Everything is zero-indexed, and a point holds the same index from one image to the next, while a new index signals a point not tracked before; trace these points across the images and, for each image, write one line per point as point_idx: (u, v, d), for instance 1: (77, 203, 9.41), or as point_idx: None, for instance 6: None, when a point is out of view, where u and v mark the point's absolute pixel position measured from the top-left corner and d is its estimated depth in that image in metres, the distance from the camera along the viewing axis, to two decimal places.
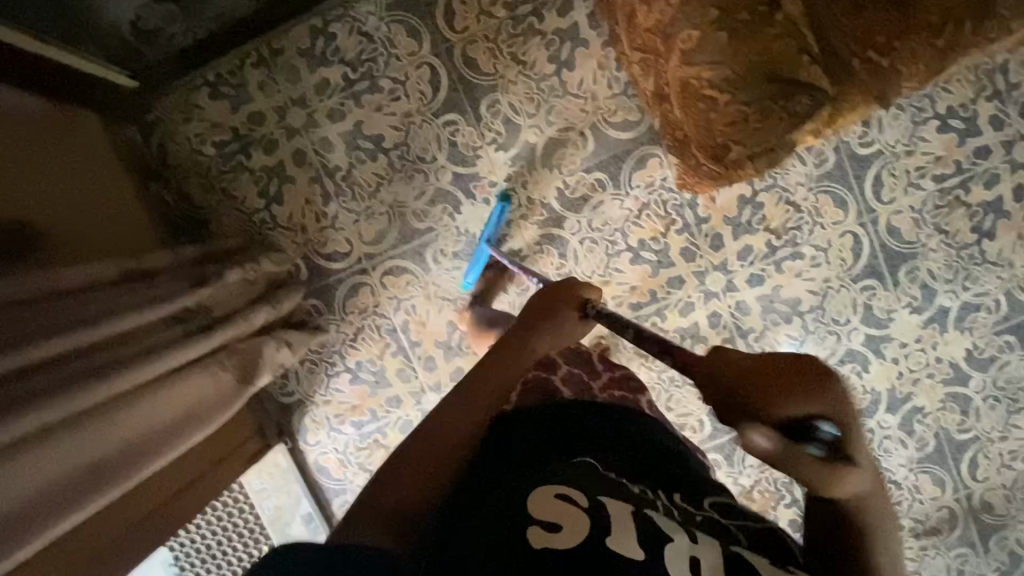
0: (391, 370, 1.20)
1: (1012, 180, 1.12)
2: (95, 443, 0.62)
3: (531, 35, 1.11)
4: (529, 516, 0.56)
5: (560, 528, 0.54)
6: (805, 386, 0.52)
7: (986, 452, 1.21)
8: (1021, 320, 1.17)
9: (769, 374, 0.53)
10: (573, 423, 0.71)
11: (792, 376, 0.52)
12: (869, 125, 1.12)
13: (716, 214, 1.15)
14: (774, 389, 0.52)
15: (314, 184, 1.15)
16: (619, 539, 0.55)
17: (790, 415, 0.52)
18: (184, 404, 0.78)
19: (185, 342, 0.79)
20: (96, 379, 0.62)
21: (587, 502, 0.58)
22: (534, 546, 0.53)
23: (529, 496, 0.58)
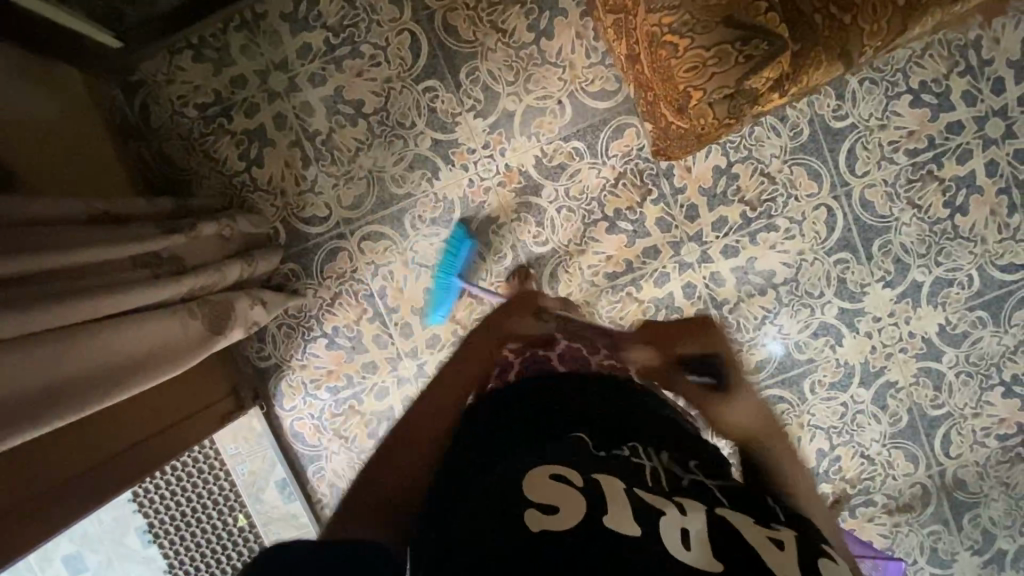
0: (368, 336, 1.20)
1: (984, 156, 1.14)
2: (49, 366, 0.62)
3: (511, 4, 1.12)
4: (522, 499, 0.50)
5: (557, 510, 0.48)
6: (699, 329, 0.75)
7: (959, 428, 1.22)
8: (994, 296, 1.18)
9: (690, 329, 0.76)
10: (557, 396, 0.67)
11: (672, 330, 0.78)
12: (843, 99, 1.14)
13: (691, 184, 1.16)
14: (683, 334, 0.76)
15: (295, 148, 1.16)
16: (615, 516, 0.48)
17: (685, 352, 0.74)
18: (149, 344, 0.78)
19: (155, 284, 0.80)
20: (55, 303, 0.63)
21: (581, 484, 0.52)
22: (530, 532, 0.47)
23: (523, 481, 0.52)
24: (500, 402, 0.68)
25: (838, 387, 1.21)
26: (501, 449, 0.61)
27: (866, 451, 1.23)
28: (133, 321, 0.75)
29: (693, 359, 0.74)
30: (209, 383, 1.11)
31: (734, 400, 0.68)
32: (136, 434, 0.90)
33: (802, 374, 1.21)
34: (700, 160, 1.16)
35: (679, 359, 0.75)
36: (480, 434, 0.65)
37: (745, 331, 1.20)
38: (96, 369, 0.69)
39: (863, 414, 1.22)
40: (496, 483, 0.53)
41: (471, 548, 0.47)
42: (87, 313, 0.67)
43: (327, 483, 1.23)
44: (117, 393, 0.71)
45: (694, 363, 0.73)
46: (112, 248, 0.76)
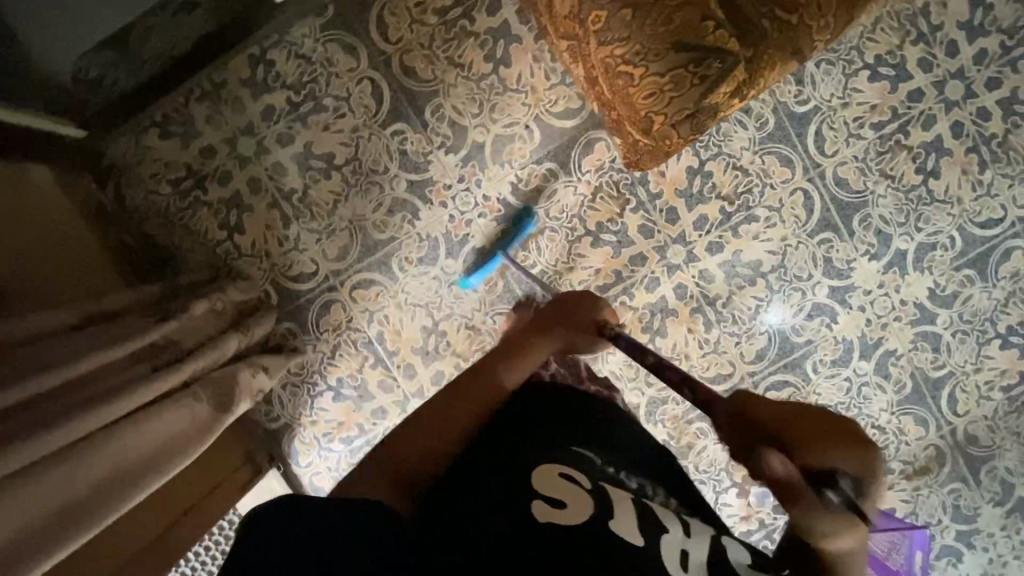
0: (372, 383, 1.21)
1: (948, 119, 1.16)
2: (67, 483, 0.63)
3: (464, 37, 1.13)
4: (535, 494, 0.59)
5: (566, 505, 0.57)
6: (856, 442, 0.53)
7: (963, 385, 1.24)
8: (978, 253, 1.20)
9: (790, 421, 0.56)
10: (550, 408, 0.73)
11: (822, 428, 0.54)
12: (803, 83, 1.16)
13: (667, 187, 1.18)
14: (789, 419, 0.56)
15: (273, 209, 1.17)
16: (620, 521, 0.57)
17: (810, 465, 0.54)
18: (159, 438, 0.79)
19: (153, 378, 0.81)
20: (65, 419, 0.64)
21: (588, 484, 0.62)
22: (539, 520, 0.55)
23: (532, 478, 0.61)
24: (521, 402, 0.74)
25: (840, 363, 1.22)
26: (507, 441, 0.68)
27: (876, 422, 1.25)
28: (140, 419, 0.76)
29: (813, 472, 0.54)
30: (225, 455, 1.11)
31: (860, 536, 0.54)
32: (160, 519, 0.90)
33: (804, 355, 1.22)
34: (673, 162, 1.17)
35: (801, 470, 0.54)
36: (490, 424, 0.72)
37: (742, 323, 1.21)
38: (109, 474, 0.69)
39: (868, 386, 1.23)
40: (507, 481, 0.61)
41: (486, 531, 0.54)
42: (96, 421, 0.69)
43: None
44: (133, 494, 0.71)
45: (825, 477, 0.53)
46: (105, 350, 0.77)
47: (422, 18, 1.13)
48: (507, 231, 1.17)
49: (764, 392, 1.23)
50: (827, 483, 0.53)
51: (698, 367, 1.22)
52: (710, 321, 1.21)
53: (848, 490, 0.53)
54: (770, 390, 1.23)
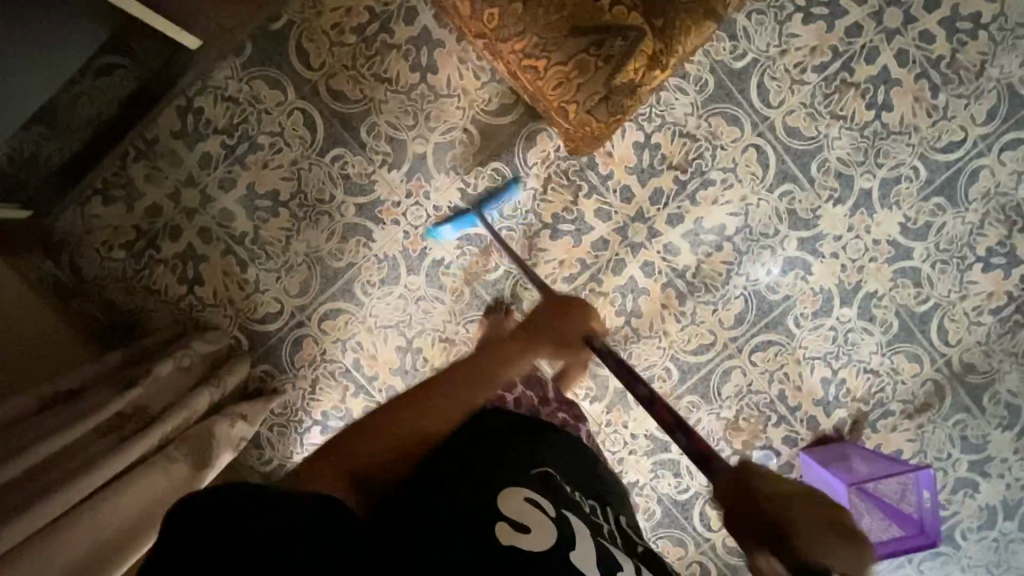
0: (358, 411, 1.20)
1: (892, 49, 1.13)
2: (71, 544, 0.66)
3: (386, 51, 1.11)
4: (500, 513, 0.58)
5: (530, 530, 0.57)
6: (856, 547, 0.47)
7: (951, 315, 1.21)
8: (944, 179, 1.17)
9: (806, 509, 0.49)
10: (513, 435, 0.74)
11: (824, 522, 0.48)
12: (737, 38, 1.12)
13: (617, 167, 1.15)
14: (817, 521, 0.48)
15: (228, 256, 1.16)
16: (583, 557, 0.57)
17: (815, 562, 0.46)
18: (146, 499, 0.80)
19: (124, 448, 0.81)
20: (47, 495, 0.66)
21: (555, 513, 0.61)
22: (501, 543, 0.55)
23: (496, 497, 0.61)
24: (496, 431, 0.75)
25: (822, 313, 1.20)
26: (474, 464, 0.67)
27: (869, 366, 1.22)
28: (119, 488, 0.76)
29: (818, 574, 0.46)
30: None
31: None
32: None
33: (784, 312, 1.20)
34: (618, 141, 1.15)
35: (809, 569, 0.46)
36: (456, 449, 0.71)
37: (715, 290, 1.19)
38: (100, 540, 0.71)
39: (854, 332, 1.21)
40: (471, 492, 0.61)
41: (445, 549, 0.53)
42: (66, 500, 0.68)
43: None
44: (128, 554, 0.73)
45: None
46: (71, 429, 0.77)
47: (340, 39, 1.11)
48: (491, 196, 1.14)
49: (749, 354, 1.21)
50: None
51: (678, 342, 1.20)
52: (683, 293, 1.19)
53: None
54: (755, 352, 1.21)
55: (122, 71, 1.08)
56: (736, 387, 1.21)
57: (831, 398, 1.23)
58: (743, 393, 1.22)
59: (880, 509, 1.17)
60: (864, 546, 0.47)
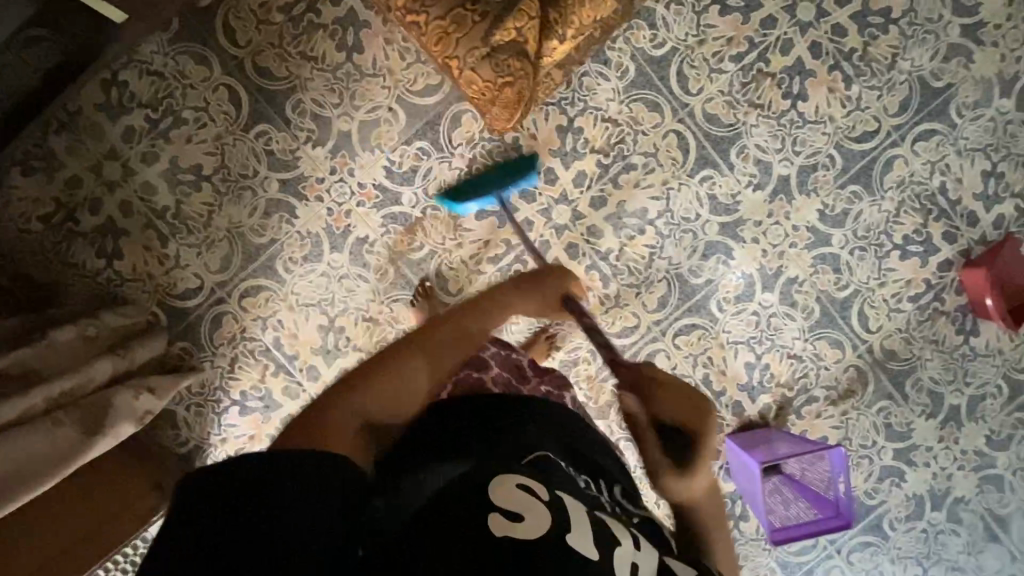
0: (277, 391, 1.19)
1: (805, 40, 1.17)
2: None
3: (313, 30, 1.12)
4: (489, 503, 0.50)
5: (523, 518, 0.49)
6: (692, 408, 0.70)
7: (872, 301, 1.23)
8: (860, 167, 1.20)
9: (663, 385, 0.72)
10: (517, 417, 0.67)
11: (679, 396, 0.71)
12: (656, 26, 1.16)
13: (541, 149, 1.17)
14: (673, 393, 0.71)
15: (149, 230, 1.15)
16: (579, 535, 0.50)
17: (659, 414, 0.70)
18: (21, 458, 0.81)
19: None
20: None
21: (547, 497, 0.53)
22: (493, 535, 0.47)
23: (489, 486, 0.52)
24: (496, 417, 0.66)
25: (743, 298, 1.22)
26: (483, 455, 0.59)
27: (792, 351, 1.23)
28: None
29: (664, 422, 0.70)
30: (125, 505, 1.03)
31: (695, 480, 0.67)
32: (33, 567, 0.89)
33: (707, 296, 1.21)
34: (542, 124, 1.17)
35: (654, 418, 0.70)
36: (456, 423, 0.65)
37: (638, 273, 1.20)
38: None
39: (776, 317, 1.22)
40: (467, 486, 0.51)
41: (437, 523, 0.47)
42: None
43: None
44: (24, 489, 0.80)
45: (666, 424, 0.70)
46: None
47: (268, 18, 1.12)
48: (511, 168, 1.15)
49: (672, 338, 1.22)
50: (669, 431, 0.69)
51: (603, 324, 1.21)
52: (607, 276, 1.20)
53: (681, 441, 0.68)
54: (679, 335, 1.22)
55: (48, 44, 1.04)
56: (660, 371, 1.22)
57: (755, 383, 1.23)
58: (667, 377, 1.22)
59: (789, 489, 1.22)
60: (703, 409, 0.70)
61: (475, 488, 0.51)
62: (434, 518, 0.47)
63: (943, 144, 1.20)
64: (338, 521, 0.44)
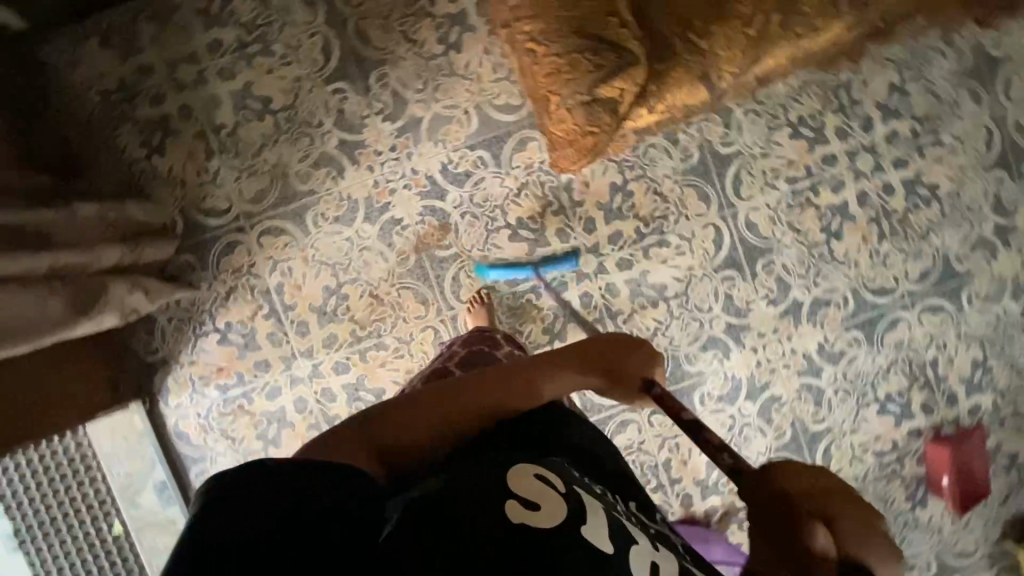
0: (262, 333, 1.19)
1: (856, 187, 1.24)
2: None
3: (422, 16, 1.16)
4: (506, 489, 0.50)
5: (537, 506, 0.49)
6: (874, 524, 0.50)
7: (839, 443, 1.27)
8: (868, 317, 1.26)
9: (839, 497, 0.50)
10: (532, 435, 0.66)
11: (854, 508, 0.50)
12: (729, 127, 1.22)
13: (589, 198, 1.21)
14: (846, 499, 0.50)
15: (199, 139, 1.16)
16: (593, 529, 0.50)
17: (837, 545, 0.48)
18: (18, 315, 0.81)
19: (22, 254, 0.83)
20: None
21: (564, 489, 0.53)
22: (511, 522, 0.47)
23: (506, 475, 0.52)
24: (513, 424, 0.67)
25: (725, 399, 1.25)
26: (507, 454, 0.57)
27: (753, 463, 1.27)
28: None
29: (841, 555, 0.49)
30: (83, 393, 1.06)
31: None
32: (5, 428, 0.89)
33: (693, 385, 1.25)
34: (598, 175, 1.21)
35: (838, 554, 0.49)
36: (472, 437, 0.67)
37: None
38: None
39: (749, 427, 1.26)
40: (482, 477, 0.51)
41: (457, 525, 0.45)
42: None
43: None
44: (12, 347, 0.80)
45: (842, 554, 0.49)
46: None
47: None
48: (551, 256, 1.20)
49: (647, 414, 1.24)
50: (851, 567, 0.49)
51: None
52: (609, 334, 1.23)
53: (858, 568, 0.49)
54: (655, 414, 1.24)
55: None
56: (627, 441, 1.24)
57: (711, 483, 1.26)
58: (631, 448, 1.25)
59: None
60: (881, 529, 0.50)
61: (486, 481, 0.51)
62: (429, 514, 0.46)
63: (946, 323, 1.27)
64: (356, 500, 0.46)
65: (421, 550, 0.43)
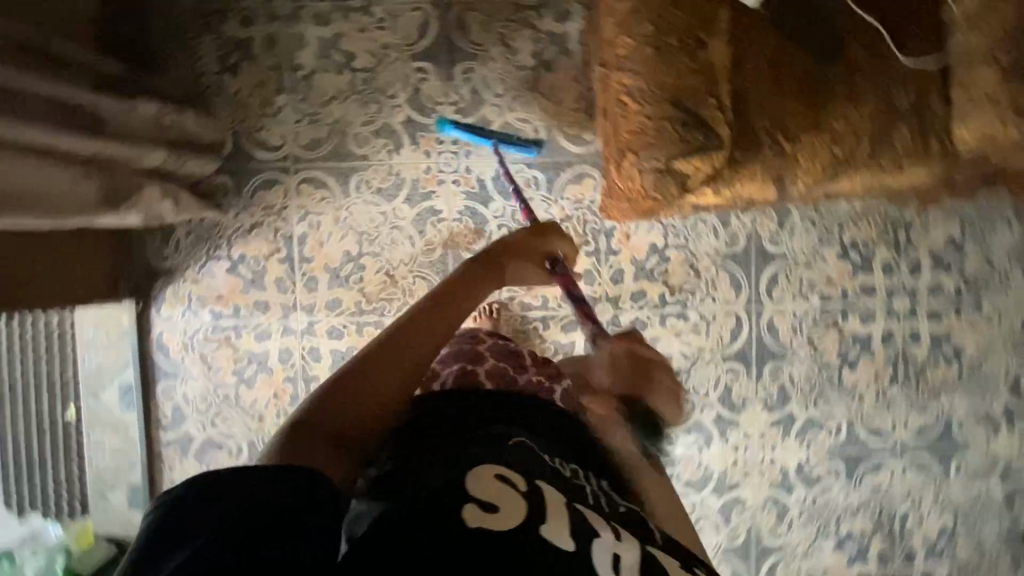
0: (270, 276, 1.18)
1: (884, 325, 1.23)
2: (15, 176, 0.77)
3: (524, 26, 1.16)
4: (460, 489, 0.46)
5: (497, 507, 0.45)
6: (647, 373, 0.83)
7: (787, 564, 1.26)
8: (856, 452, 1.24)
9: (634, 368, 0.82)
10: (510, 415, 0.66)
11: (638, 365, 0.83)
12: (782, 228, 1.21)
13: (626, 251, 1.21)
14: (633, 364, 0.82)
15: (274, 72, 1.16)
16: (549, 523, 0.46)
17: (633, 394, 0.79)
18: (56, 190, 0.84)
19: (83, 135, 0.85)
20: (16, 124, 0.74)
21: (525, 487, 0.49)
22: (468, 525, 0.43)
23: (466, 474, 0.48)
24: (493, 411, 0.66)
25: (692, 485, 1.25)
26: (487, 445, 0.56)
27: None
28: (32, 165, 0.79)
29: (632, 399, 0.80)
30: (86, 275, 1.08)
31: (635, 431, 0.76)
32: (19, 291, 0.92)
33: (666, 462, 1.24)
34: (641, 231, 1.20)
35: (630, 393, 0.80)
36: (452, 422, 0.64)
37: None
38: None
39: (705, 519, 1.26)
40: (446, 471, 0.49)
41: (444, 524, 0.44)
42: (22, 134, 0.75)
43: (174, 406, 1.22)
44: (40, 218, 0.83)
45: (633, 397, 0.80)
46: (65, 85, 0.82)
47: None
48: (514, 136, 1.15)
49: None
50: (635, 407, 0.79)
51: None
52: None
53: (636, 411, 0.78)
54: None
55: None
56: None
57: None
58: None
59: None
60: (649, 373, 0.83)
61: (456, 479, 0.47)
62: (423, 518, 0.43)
63: (928, 483, 1.25)
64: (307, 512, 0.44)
65: (416, 546, 0.42)
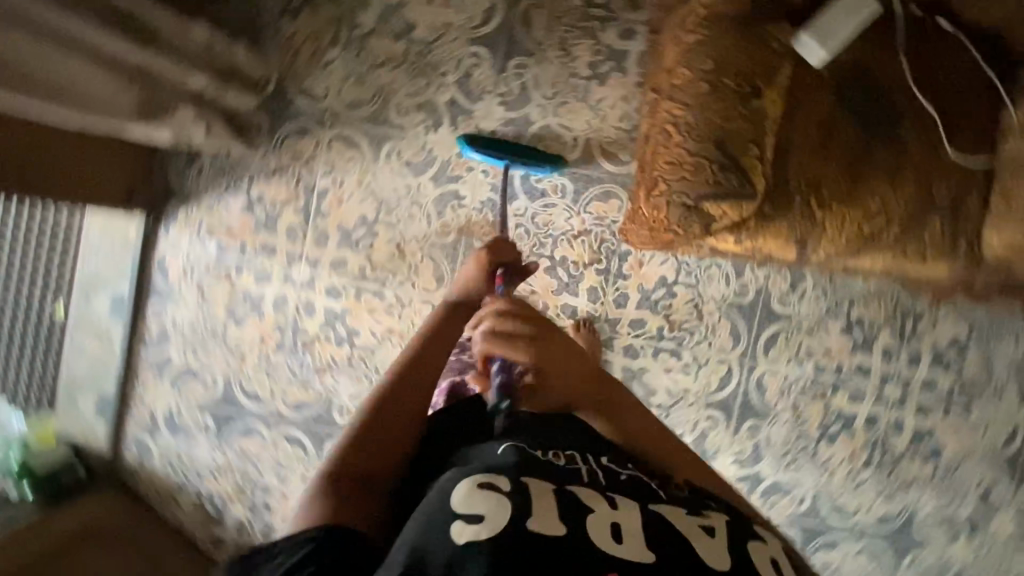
0: (283, 222, 1.19)
1: (871, 408, 1.22)
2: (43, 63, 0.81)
3: (588, 34, 1.15)
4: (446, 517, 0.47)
5: (482, 518, 0.46)
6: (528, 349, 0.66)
7: None
8: (813, 525, 1.25)
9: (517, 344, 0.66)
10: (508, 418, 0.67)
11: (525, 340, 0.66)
12: (794, 290, 1.21)
13: (635, 277, 1.21)
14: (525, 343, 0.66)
15: (332, 24, 1.17)
16: (541, 516, 0.47)
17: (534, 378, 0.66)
18: (88, 87, 0.88)
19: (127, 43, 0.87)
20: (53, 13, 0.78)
21: (509, 487, 0.49)
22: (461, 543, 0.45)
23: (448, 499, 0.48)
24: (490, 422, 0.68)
25: None
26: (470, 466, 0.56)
27: None
28: (68, 56, 0.82)
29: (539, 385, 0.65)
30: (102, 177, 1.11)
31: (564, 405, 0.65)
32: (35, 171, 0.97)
33: None
34: (654, 262, 1.20)
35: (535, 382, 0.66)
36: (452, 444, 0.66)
37: None
38: (12, 64, 0.78)
39: None
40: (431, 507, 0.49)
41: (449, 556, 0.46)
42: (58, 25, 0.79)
43: (160, 327, 1.24)
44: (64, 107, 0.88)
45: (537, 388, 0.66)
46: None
47: None
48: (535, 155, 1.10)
49: None
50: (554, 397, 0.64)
51: None
52: None
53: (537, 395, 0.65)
54: None
55: None
56: None
57: None
58: None
59: None
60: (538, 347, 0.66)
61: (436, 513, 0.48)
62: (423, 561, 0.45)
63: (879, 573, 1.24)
64: None
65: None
